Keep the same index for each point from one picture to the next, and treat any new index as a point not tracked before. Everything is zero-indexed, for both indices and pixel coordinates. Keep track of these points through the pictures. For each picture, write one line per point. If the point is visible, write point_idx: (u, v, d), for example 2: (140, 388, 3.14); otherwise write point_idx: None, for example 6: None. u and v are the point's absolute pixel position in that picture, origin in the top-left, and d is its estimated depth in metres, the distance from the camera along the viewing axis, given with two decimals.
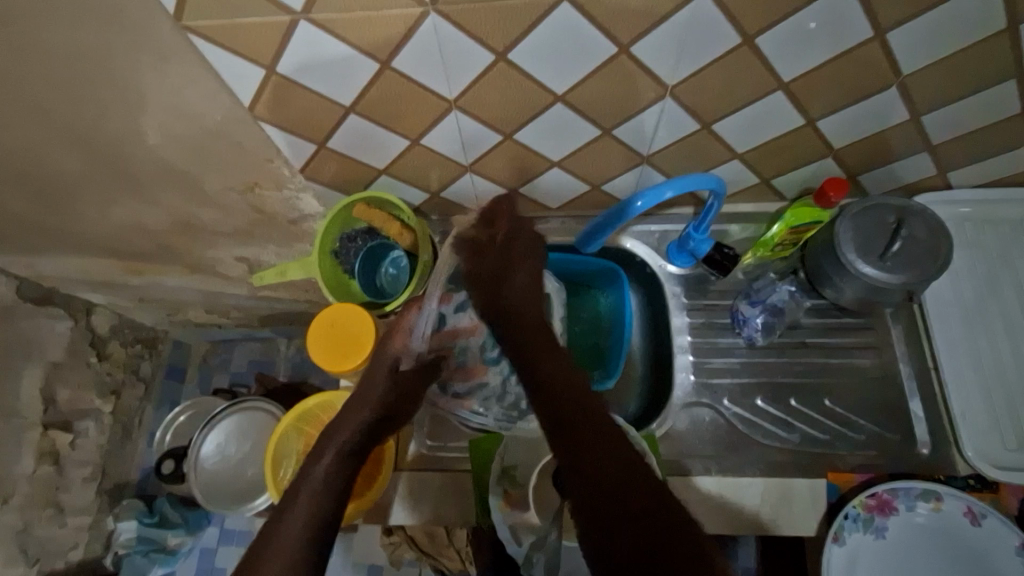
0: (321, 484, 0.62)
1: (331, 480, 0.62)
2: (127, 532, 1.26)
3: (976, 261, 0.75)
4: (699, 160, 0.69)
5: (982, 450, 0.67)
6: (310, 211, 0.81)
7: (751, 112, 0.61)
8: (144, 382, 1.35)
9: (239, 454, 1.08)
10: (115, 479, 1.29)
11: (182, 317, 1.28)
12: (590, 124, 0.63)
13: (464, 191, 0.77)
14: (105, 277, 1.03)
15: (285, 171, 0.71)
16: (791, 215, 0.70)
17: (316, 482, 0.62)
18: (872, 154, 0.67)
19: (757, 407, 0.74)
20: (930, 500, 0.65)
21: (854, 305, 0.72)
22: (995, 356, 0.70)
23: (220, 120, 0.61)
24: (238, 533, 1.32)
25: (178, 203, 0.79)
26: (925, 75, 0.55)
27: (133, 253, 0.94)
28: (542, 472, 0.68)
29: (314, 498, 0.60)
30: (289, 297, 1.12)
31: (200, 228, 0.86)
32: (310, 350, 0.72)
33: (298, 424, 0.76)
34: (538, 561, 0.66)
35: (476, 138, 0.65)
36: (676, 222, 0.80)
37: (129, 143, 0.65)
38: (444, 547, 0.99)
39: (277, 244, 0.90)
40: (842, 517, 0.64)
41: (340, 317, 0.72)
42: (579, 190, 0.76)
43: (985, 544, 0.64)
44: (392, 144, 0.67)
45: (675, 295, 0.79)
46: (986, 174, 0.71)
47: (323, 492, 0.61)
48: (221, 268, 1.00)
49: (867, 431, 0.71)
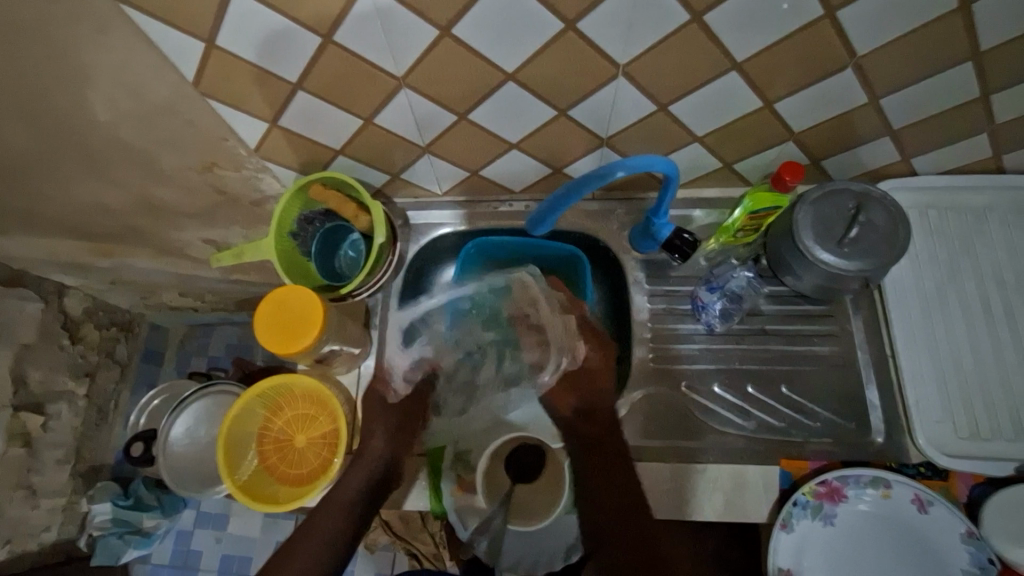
0: (367, 476, 0.67)
1: (350, 508, 0.65)
2: (101, 514, 1.24)
3: (937, 248, 0.74)
4: (659, 143, 0.68)
5: (934, 438, 0.67)
6: (271, 192, 0.80)
7: (707, 93, 0.60)
8: (120, 365, 1.34)
9: (208, 437, 1.08)
10: (90, 462, 1.28)
11: (156, 300, 1.27)
12: (545, 105, 0.62)
13: (425, 173, 0.76)
14: (73, 258, 1.02)
15: (240, 150, 0.70)
16: (750, 201, 0.68)
17: (337, 504, 0.65)
18: (833, 137, 0.66)
19: (714, 393, 0.74)
20: (879, 487, 0.65)
21: (814, 293, 0.72)
22: (951, 342, 0.70)
23: (166, 96, 0.60)
24: (214, 516, 1.34)
25: (137, 183, 0.78)
26: (880, 55, 0.54)
27: (99, 234, 0.93)
28: (493, 456, 0.74)
29: (341, 518, 0.65)
30: (262, 281, 1.12)
31: (163, 208, 0.84)
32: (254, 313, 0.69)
33: (257, 408, 0.75)
34: (482, 542, 0.73)
35: (431, 117, 0.64)
36: (641, 208, 0.79)
37: (77, 119, 0.64)
38: (419, 532, 1.00)
39: (242, 226, 0.89)
40: (791, 504, 0.64)
41: (286, 294, 0.68)
42: (541, 173, 0.75)
43: (932, 530, 0.64)
44: (346, 123, 0.66)
45: (637, 281, 0.78)
46: (948, 160, 0.70)
47: (346, 518, 0.65)
48: (189, 251, 0.99)
49: (822, 419, 0.71)
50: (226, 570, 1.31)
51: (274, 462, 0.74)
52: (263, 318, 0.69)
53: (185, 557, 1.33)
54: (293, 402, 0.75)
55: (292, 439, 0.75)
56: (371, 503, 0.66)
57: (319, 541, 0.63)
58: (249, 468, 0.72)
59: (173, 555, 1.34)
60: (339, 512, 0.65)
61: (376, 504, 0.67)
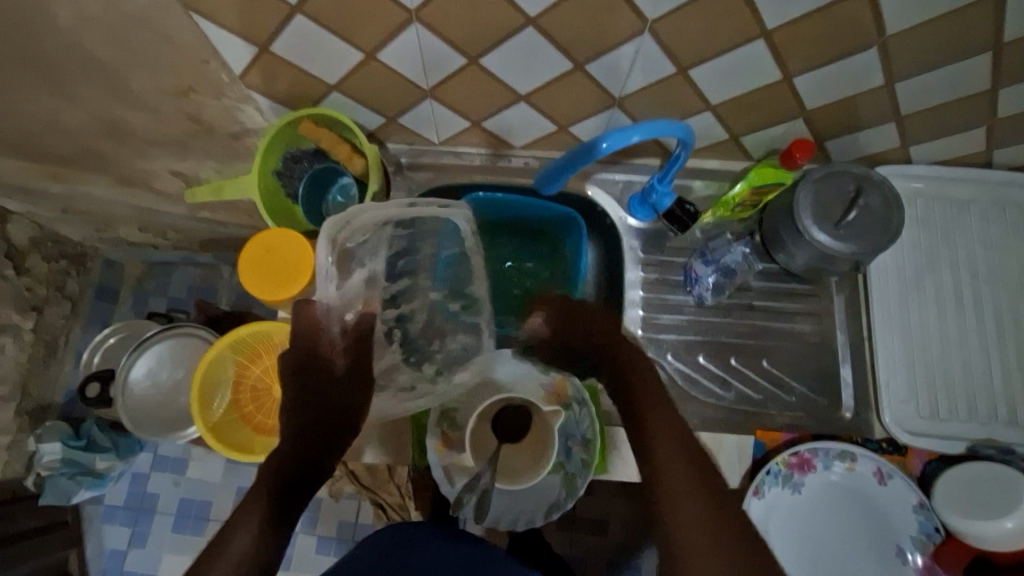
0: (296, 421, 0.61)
1: (257, 488, 0.59)
2: (48, 454, 1.16)
3: (921, 237, 0.76)
4: (671, 108, 0.66)
5: (900, 417, 0.70)
6: (253, 125, 0.74)
7: (730, 59, 0.58)
8: (71, 300, 1.26)
9: (171, 380, 1.03)
10: (37, 399, 1.21)
11: (113, 234, 1.19)
12: (562, 56, 0.58)
13: (424, 118, 0.72)
14: (19, 181, 0.93)
15: (223, 76, 0.64)
16: (753, 175, 0.70)
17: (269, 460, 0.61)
18: (841, 119, 0.66)
19: (698, 363, 0.75)
20: (846, 460, 0.69)
21: (803, 272, 0.73)
22: (923, 326, 0.73)
23: (143, 5, 0.53)
24: (173, 460, 1.30)
25: (102, 103, 0.70)
26: (908, 37, 0.54)
27: (52, 155, 0.84)
28: (480, 416, 0.70)
29: (254, 530, 0.57)
30: (233, 221, 1.05)
31: (128, 132, 0.77)
32: (240, 256, 0.66)
33: (234, 352, 0.72)
34: (469, 502, 0.68)
35: (439, 59, 0.60)
36: (642, 174, 0.78)
37: (36, 24, 0.57)
38: (384, 483, 0.99)
39: (216, 161, 0.83)
40: (764, 472, 0.67)
41: (277, 242, 0.66)
42: (546, 130, 0.72)
43: (889, 499, 0.68)
44: (345, 56, 0.60)
45: (632, 249, 0.78)
46: (945, 150, 0.72)
47: (263, 494, 0.59)
48: (156, 183, 0.92)
49: (797, 393, 0.74)
50: (184, 514, 1.29)
51: (251, 409, 0.72)
52: (247, 261, 0.66)
53: (141, 499, 1.30)
54: (271, 350, 0.72)
55: (269, 388, 0.72)
56: (296, 477, 0.61)
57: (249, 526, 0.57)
58: (218, 412, 0.70)
59: (127, 497, 1.30)
60: (269, 488, 0.59)
61: (302, 474, 0.61)
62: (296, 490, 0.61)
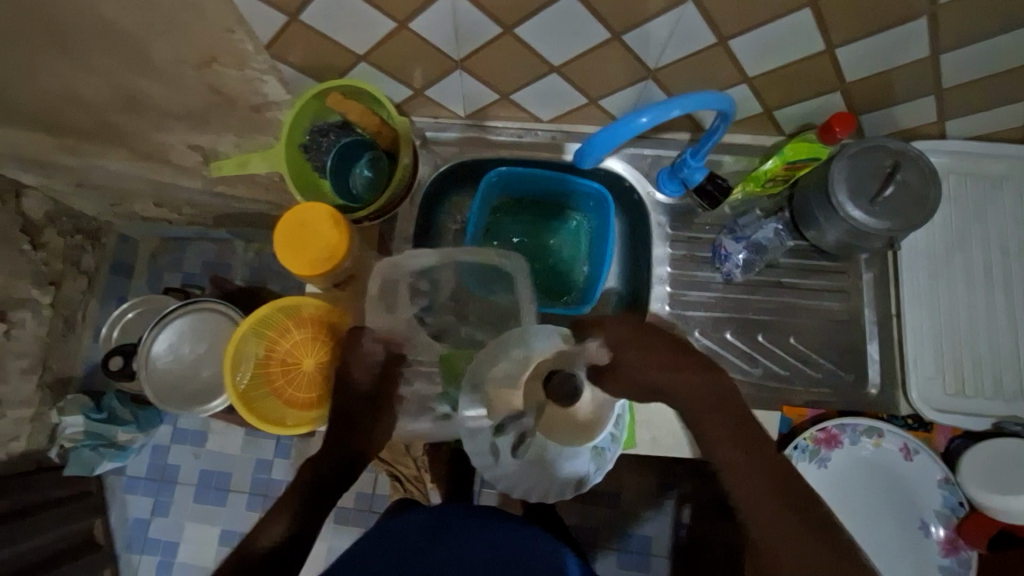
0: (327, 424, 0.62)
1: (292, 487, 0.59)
2: (73, 426, 1.19)
3: (952, 212, 0.75)
4: (706, 80, 0.64)
5: (926, 393, 0.71)
6: (275, 97, 0.72)
7: (773, 29, 0.56)
8: (87, 275, 1.25)
9: (193, 354, 1.04)
10: (57, 373, 1.22)
11: (128, 209, 1.18)
12: (599, 25, 0.57)
13: (451, 90, 0.70)
14: (36, 154, 0.92)
15: (248, 46, 0.62)
16: (789, 150, 0.68)
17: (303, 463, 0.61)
18: (881, 93, 0.64)
19: (725, 340, 0.75)
20: (873, 436, 0.70)
21: (834, 249, 0.73)
22: (952, 304, 0.73)
23: None
24: (192, 433, 1.32)
25: (122, 75, 0.69)
26: (959, 5, 0.52)
27: (70, 128, 0.83)
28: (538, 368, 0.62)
29: (286, 513, 0.56)
30: (250, 196, 1.04)
31: (148, 105, 0.75)
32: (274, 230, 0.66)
33: (258, 328, 0.72)
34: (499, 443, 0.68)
35: (472, 28, 0.58)
36: (671, 148, 0.77)
37: None
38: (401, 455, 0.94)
39: (237, 134, 0.82)
40: (792, 447, 0.69)
41: (311, 216, 0.65)
42: (576, 103, 0.71)
43: (913, 473, 0.69)
44: (375, 25, 0.59)
45: (659, 225, 0.77)
46: (983, 124, 0.70)
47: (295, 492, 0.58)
48: (174, 157, 0.90)
49: (824, 370, 0.74)
50: (205, 485, 1.31)
51: (281, 383, 0.71)
52: (281, 234, 0.66)
53: (162, 470, 1.32)
54: (301, 324, 0.71)
55: (298, 362, 0.71)
56: (329, 476, 0.60)
57: (284, 514, 0.56)
58: (244, 386, 0.71)
59: (149, 469, 1.32)
60: (300, 487, 0.58)
61: (329, 472, 0.60)
62: (328, 492, 0.59)
